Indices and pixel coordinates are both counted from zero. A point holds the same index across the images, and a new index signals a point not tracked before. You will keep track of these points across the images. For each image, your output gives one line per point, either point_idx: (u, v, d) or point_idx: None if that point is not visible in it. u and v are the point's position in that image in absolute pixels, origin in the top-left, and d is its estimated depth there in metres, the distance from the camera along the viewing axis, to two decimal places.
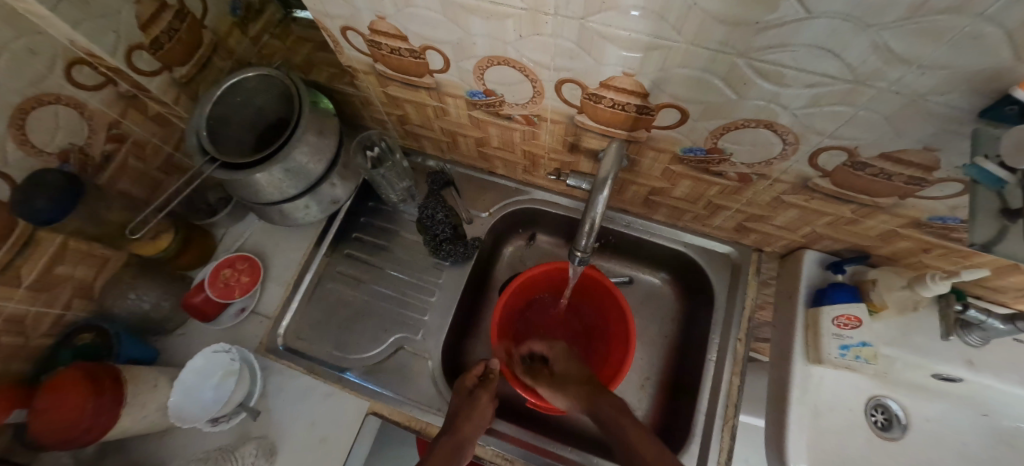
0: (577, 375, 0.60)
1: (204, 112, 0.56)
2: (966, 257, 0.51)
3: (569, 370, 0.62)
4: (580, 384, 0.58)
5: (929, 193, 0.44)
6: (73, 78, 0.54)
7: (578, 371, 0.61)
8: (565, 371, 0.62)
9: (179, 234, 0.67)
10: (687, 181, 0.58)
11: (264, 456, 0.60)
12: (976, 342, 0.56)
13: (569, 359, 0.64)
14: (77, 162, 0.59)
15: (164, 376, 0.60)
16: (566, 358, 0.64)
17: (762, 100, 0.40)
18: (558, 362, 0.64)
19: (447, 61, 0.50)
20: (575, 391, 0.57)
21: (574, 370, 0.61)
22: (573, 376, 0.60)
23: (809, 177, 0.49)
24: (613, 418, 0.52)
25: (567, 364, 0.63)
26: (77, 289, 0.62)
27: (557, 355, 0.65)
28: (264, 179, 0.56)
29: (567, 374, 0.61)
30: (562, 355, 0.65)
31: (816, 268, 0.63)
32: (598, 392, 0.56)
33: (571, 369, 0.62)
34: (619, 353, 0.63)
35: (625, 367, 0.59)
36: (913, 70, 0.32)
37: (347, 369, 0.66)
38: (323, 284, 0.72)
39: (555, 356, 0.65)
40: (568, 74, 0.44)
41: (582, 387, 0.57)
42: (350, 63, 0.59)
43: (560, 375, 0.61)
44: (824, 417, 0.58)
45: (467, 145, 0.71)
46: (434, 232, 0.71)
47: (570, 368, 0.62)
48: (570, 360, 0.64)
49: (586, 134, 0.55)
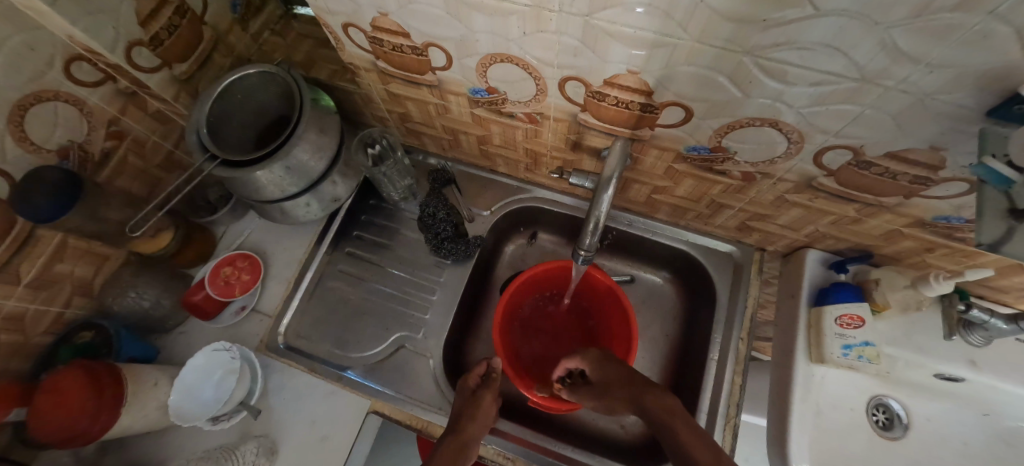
0: (614, 376, 0.52)
1: (205, 109, 0.55)
2: (969, 257, 0.51)
3: (610, 377, 0.52)
4: (621, 384, 0.50)
5: (934, 192, 0.44)
6: (72, 75, 0.54)
7: (614, 367, 0.53)
8: (605, 378, 0.53)
9: (179, 232, 0.67)
10: (690, 180, 0.58)
11: (265, 454, 0.59)
12: (979, 342, 0.56)
13: (614, 366, 0.53)
14: (77, 159, 0.58)
15: (165, 374, 0.60)
16: (605, 364, 0.55)
17: (767, 98, 0.40)
18: (594, 369, 0.55)
19: (449, 59, 0.50)
20: (617, 390, 0.50)
21: (614, 373, 0.52)
22: (613, 383, 0.51)
23: (813, 176, 0.48)
24: (649, 404, 0.45)
25: (607, 368, 0.54)
26: (77, 287, 0.62)
27: (598, 366, 0.55)
28: (265, 176, 0.55)
29: (607, 380, 0.52)
30: (605, 364, 0.54)
31: (819, 267, 0.63)
32: (634, 378, 0.49)
33: (615, 378, 0.51)
34: (623, 344, 0.64)
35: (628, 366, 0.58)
36: (920, 69, 0.32)
37: (348, 367, 0.66)
38: (324, 283, 0.72)
39: (596, 366, 0.55)
40: (572, 71, 0.44)
41: (617, 378, 0.51)
42: (351, 60, 0.58)
43: (597, 378, 0.54)
44: (826, 417, 0.57)
45: (468, 143, 0.70)
46: (436, 229, 0.70)
47: (609, 368, 0.53)
48: (608, 363, 0.55)
49: (589, 132, 0.54)
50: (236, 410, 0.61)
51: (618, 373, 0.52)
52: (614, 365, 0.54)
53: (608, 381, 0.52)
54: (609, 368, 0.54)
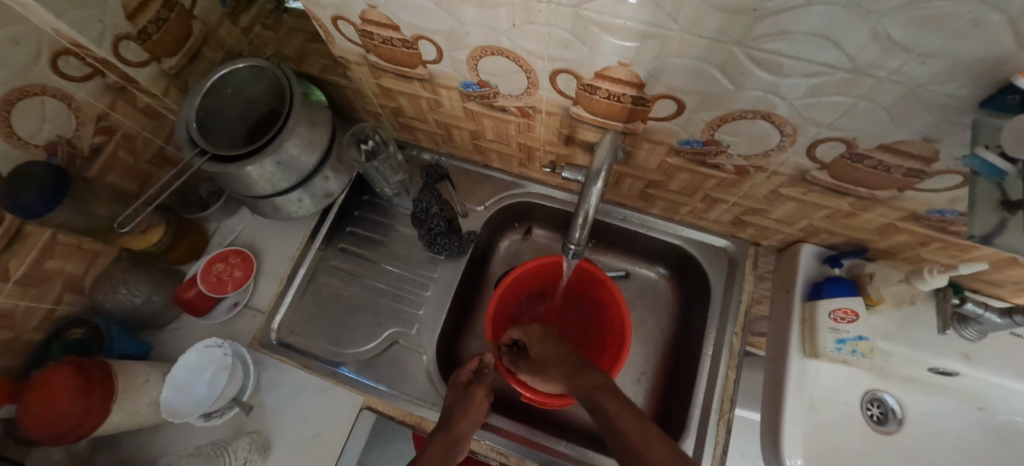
0: (558, 354, 0.61)
1: (194, 104, 0.55)
2: (964, 251, 0.51)
3: (551, 354, 0.61)
4: (561, 363, 0.59)
5: (928, 185, 0.43)
6: (59, 69, 0.53)
7: (556, 347, 0.62)
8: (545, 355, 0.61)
9: (170, 228, 0.67)
10: (684, 174, 0.58)
11: (257, 450, 0.59)
12: (972, 336, 0.56)
13: (557, 347, 0.62)
14: (65, 154, 0.58)
15: (157, 370, 0.60)
16: (547, 343, 0.63)
17: (760, 90, 0.39)
18: (536, 346, 0.64)
19: (440, 52, 0.49)
20: (556, 367, 0.59)
21: (557, 352, 0.61)
22: (552, 360, 0.60)
23: (807, 169, 0.48)
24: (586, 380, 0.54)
25: (548, 348, 0.63)
26: (67, 283, 0.62)
27: (539, 343, 0.64)
28: (255, 172, 0.55)
29: (548, 357, 0.61)
30: (544, 343, 0.63)
31: (814, 261, 0.62)
32: (572, 359, 0.59)
33: (556, 355, 0.61)
34: (613, 352, 0.63)
35: (620, 362, 0.58)
36: (913, 59, 0.31)
37: (341, 364, 0.65)
38: (317, 279, 0.72)
39: (535, 343, 0.64)
40: (562, 64, 0.44)
41: (558, 358, 0.60)
42: (342, 53, 0.58)
43: (539, 352, 0.62)
44: (819, 411, 0.57)
45: (461, 138, 0.70)
46: (429, 224, 0.70)
47: (552, 348, 0.62)
48: (552, 343, 0.63)
49: (582, 126, 0.54)
50: (228, 406, 0.61)
51: (558, 351, 0.61)
52: (558, 347, 0.63)
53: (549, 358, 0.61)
54: (552, 347, 0.63)
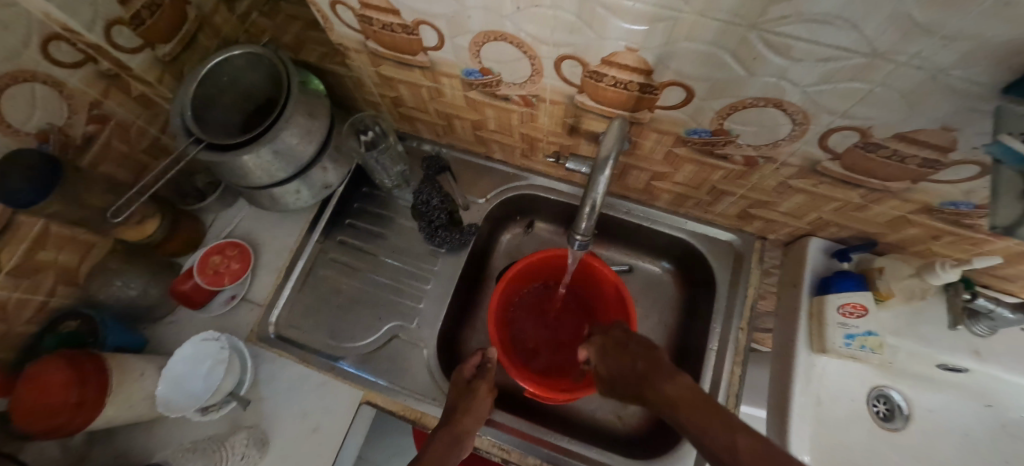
0: (624, 364, 0.49)
1: (190, 91, 0.54)
2: (977, 245, 0.50)
3: (621, 365, 0.50)
4: (631, 374, 0.47)
5: (944, 176, 0.42)
6: (50, 54, 0.52)
7: (625, 353, 0.51)
8: (612, 371, 0.51)
9: (165, 220, 0.65)
10: (690, 165, 0.56)
11: (255, 445, 0.58)
12: (983, 332, 0.55)
13: (627, 355, 0.50)
14: (58, 142, 0.56)
15: (152, 364, 0.59)
16: (611, 354, 0.52)
17: (772, 76, 0.38)
18: (601, 361, 0.54)
19: (441, 38, 0.48)
20: (626, 382, 0.48)
21: (621, 365, 0.50)
22: (621, 374, 0.49)
23: (818, 160, 0.47)
24: (658, 390, 0.42)
25: (609, 363, 0.52)
26: (61, 275, 0.60)
27: (609, 354, 0.53)
28: (251, 161, 0.53)
29: (618, 370, 0.50)
30: (612, 353, 0.52)
31: (821, 256, 0.61)
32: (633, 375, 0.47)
33: (628, 364, 0.49)
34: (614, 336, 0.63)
35: None
36: (935, 42, 0.30)
37: (340, 358, 0.65)
38: (315, 272, 0.71)
39: (604, 355, 0.54)
40: (568, 49, 0.42)
41: (628, 368, 0.48)
42: (340, 40, 0.56)
43: (607, 367, 0.52)
44: (826, 408, 0.56)
45: (463, 129, 0.69)
46: (430, 217, 0.69)
47: (622, 356, 0.51)
48: (616, 351, 0.52)
49: (586, 115, 0.52)
50: (225, 400, 0.59)
51: (628, 360, 0.49)
52: (627, 354, 0.50)
53: (619, 370, 0.49)
54: (622, 355, 0.51)
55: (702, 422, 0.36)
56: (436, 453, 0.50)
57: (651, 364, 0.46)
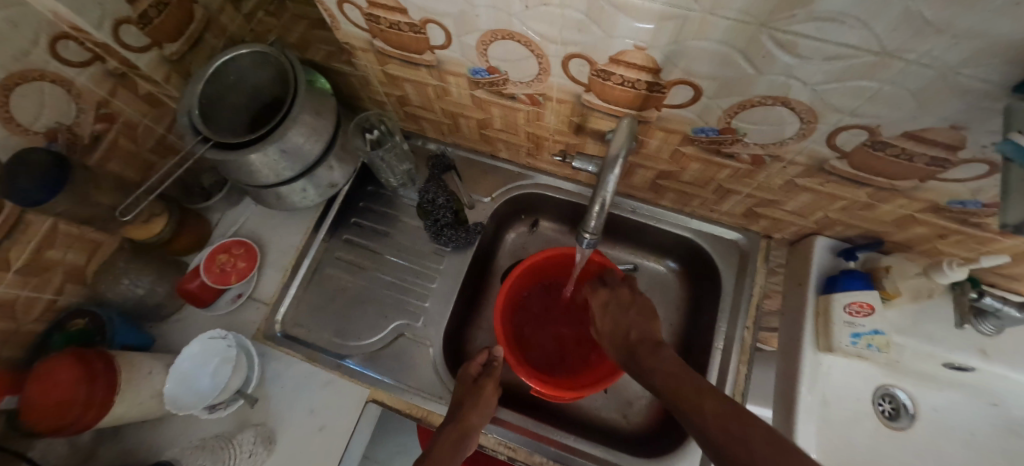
0: (623, 327, 0.54)
1: (197, 90, 0.54)
2: (983, 244, 0.50)
3: (620, 325, 0.55)
4: (624, 336, 0.53)
5: (952, 175, 0.42)
6: (59, 54, 0.52)
7: (627, 313, 0.55)
8: (608, 329, 0.56)
9: (172, 219, 0.65)
10: (697, 164, 0.57)
11: (262, 442, 0.58)
12: (990, 331, 0.55)
13: (629, 315, 0.55)
14: (65, 141, 0.56)
15: (160, 362, 0.59)
16: (615, 311, 0.57)
17: (779, 74, 0.38)
18: (603, 312, 0.58)
19: (448, 36, 0.48)
20: (618, 338, 0.54)
21: (620, 323, 0.55)
22: (615, 333, 0.55)
23: (826, 159, 0.47)
24: (644, 355, 0.49)
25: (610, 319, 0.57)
26: (69, 273, 0.61)
27: (614, 308, 0.57)
28: (259, 160, 0.54)
29: (614, 329, 0.55)
30: (616, 309, 0.57)
31: (827, 255, 0.61)
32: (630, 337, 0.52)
33: (624, 327, 0.54)
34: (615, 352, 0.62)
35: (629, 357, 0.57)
36: (945, 41, 0.30)
37: (346, 356, 0.65)
38: (322, 271, 0.71)
39: (607, 306, 0.58)
40: (576, 48, 0.42)
41: (623, 328, 0.54)
42: (347, 39, 0.56)
43: (605, 320, 0.57)
44: (832, 407, 0.56)
45: (468, 127, 0.69)
46: (435, 216, 0.69)
47: (623, 317, 0.55)
48: (620, 313, 0.56)
49: (593, 114, 0.53)
50: (233, 398, 0.60)
51: (626, 322, 0.54)
52: (629, 314, 0.55)
53: (616, 327, 0.55)
54: (624, 315, 0.56)
55: (680, 387, 0.42)
56: (443, 453, 0.50)
57: (646, 333, 0.52)
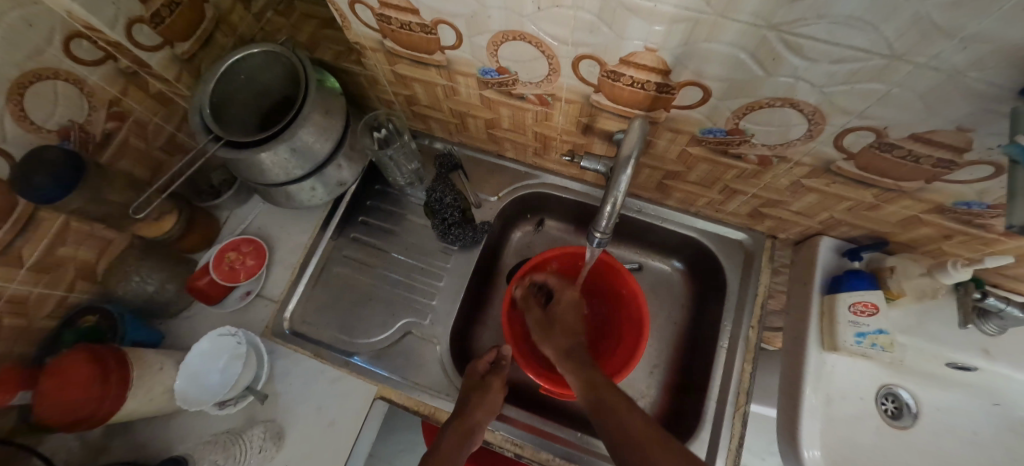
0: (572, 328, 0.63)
1: (208, 88, 0.54)
2: (988, 245, 0.50)
3: (566, 322, 0.63)
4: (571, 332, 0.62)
5: (958, 176, 0.42)
6: (71, 52, 0.52)
7: (574, 316, 0.64)
8: (567, 323, 0.63)
9: (182, 216, 0.66)
10: (704, 164, 0.57)
11: (271, 438, 0.59)
12: (992, 331, 0.55)
13: (572, 318, 0.64)
14: (78, 139, 0.57)
15: (170, 359, 0.60)
16: (569, 308, 0.65)
17: (787, 77, 0.38)
18: (561, 307, 0.65)
19: (459, 37, 0.48)
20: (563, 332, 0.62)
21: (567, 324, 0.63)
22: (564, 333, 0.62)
23: (833, 160, 0.47)
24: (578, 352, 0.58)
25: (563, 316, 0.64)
26: (80, 270, 0.61)
27: (567, 306, 0.65)
28: (270, 158, 0.54)
29: (560, 324, 0.63)
30: (569, 308, 0.65)
31: (832, 255, 0.62)
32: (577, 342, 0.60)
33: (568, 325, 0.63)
34: (630, 348, 0.62)
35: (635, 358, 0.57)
36: (954, 44, 0.30)
37: (354, 353, 0.65)
38: (330, 268, 0.71)
39: (563, 302, 0.65)
40: (586, 50, 0.43)
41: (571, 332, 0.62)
42: (358, 39, 0.57)
43: (556, 315, 0.64)
44: (836, 405, 0.57)
45: (475, 127, 0.69)
46: (443, 215, 0.69)
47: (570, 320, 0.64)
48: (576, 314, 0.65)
49: (602, 115, 0.53)
50: (242, 395, 0.60)
51: (575, 325, 0.63)
52: (573, 317, 0.64)
53: (563, 321, 0.63)
54: (570, 316, 0.64)
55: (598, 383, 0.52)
56: (450, 447, 0.51)
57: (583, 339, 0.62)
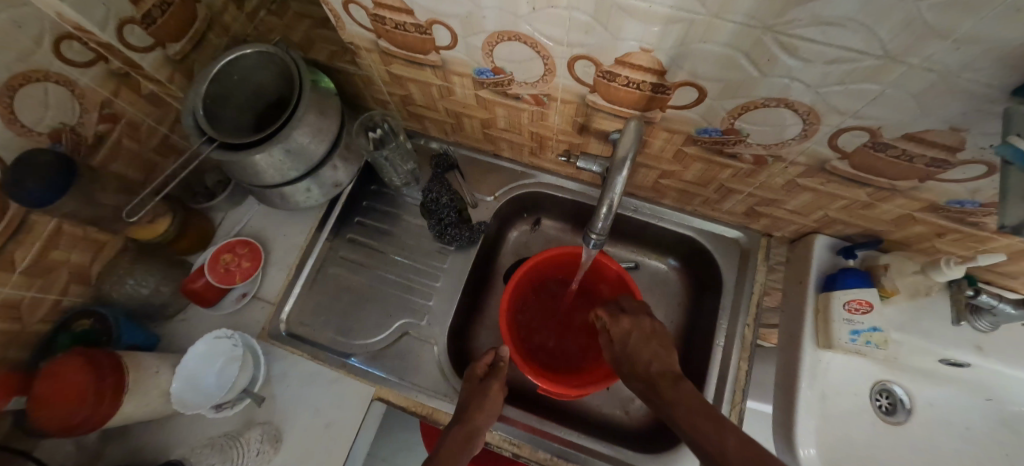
0: (652, 358, 0.51)
1: (201, 90, 0.54)
2: (980, 243, 0.51)
3: (637, 361, 0.51)
4: (644, 370, 0.50)
5: (951, 175, 0.43)
6: (62, 54, 0.52)
7: (649, 347, 0.52)
8: (636, 357, 0.51)
9: (176, 219, 0.66)
10: (699, 164, 0.57)
11: (269, 440, 0.59)
12: (985, 328, 0.56)
13: (649, 347, 0.52)
14: (70, 142, 0.56)
15: (165, 362, 0.59)
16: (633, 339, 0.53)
17: (782, 77, 0.38)
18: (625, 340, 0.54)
19: (454, 37, 0.48)
20: (639, 373, 0.50)
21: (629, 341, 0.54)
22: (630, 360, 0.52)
23: (827, 159, 0.47)
24: (668, 389, 0.46)
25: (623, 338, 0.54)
26: (74, 274, 0.61)
27: (637, 339, 0.53)
28: (264, 160, 0.54)
29: (634, 361, 0.51)
30: (638, 342, 0.53)
31: (827, 253, 0.62)
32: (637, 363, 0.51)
33: (644, 361, 0.51)
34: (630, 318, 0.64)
35: None
36: (947, 46, 0.30)
37: (351, 355, 0.66)
38: (325, 269, 0.72)
39: (630, 337, 0.54)
40: (582, 50, 0.42)
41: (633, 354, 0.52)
42: (352, 39, 0.56)
43: (625, 353, 0.53)
44: (830, 401, 0.57)
45: (471, 127, 0.69)
46: (439, 215, 0.70)
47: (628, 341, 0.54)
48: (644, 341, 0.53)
49: (597, 115, 0.53)
50: (239, 397, 0.60)
51: (653, 356, 0.51)
52: (649, 347, 0.52)
53: (633, 355, 0.52)
54: (644, 348, 0.52)
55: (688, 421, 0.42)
56: (450, 451, 0.50)
57: (666, 367, 0.49)
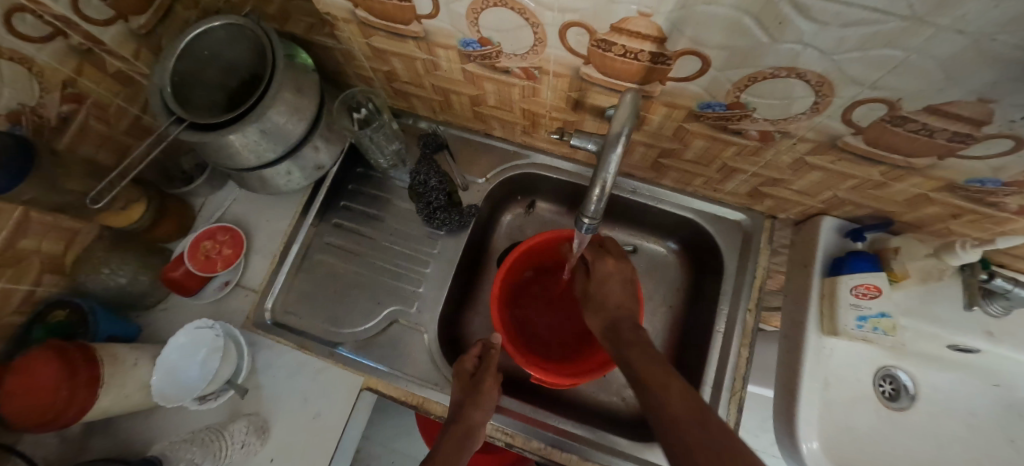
0: (612, 300, 0.55)
1: (168, 67, 0.50)
2: (998, 225, 0.48)
3: (608, 297, 0.56)
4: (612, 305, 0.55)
5: (972, 152, 0.39)
6: (14, 28, 0.47)
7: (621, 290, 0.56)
8: (605, 296, 0.56)
9: (151, 206, 0.63)
10: (701, 141, 0.54)
11: (255, 432, 0.57)
12: (998, 313, 0.53)
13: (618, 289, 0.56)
14: (31, 124, 0.53)
15: (145, 353, 0.58)
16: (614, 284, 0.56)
17: (794, 43, 0.35)
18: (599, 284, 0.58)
19: (435, 5, 0.44)
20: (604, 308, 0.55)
21: (609, 285, 0.57)
22: (605, 301, 0.56)
23: (839, 135, 0.44)
24: (623, 327, 0.51)
25: (605, 288, 0.56)
26: (47, 262, 0.58)
27: (613, 281, 0.57)
28: (238, 141, 0.50)
29: (605, 300, 0.56)
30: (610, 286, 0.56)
31: (834, 236, 0.60)
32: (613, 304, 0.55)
33: (613, 301, 0.55)
34: None
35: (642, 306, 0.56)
36: (983, 5, 0.26)
37: (339, 344, 0.63)
38: (311, 256, 0.69)
39: (608, 279, 0.57)
40: (574, 15, 0.39)
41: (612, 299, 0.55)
42: (327, 10, 0.52)
43: (597, 291, 0.57)
44: (833, 389, 0.55)
45: (460, 105, 0.65)
46: (428, 198, 0.66)
47: (607, 288, 0.56)
48: (620, 284, 0.56)
49: (593, 89, 0.49)
50: (223, 389, 0.59)
51: (616, 296, 0.55)
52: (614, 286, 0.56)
53: (603, 282, 0.57)
54: (615, 289, 0.56)
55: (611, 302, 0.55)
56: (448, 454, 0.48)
57: (631, 311, 0.54)
